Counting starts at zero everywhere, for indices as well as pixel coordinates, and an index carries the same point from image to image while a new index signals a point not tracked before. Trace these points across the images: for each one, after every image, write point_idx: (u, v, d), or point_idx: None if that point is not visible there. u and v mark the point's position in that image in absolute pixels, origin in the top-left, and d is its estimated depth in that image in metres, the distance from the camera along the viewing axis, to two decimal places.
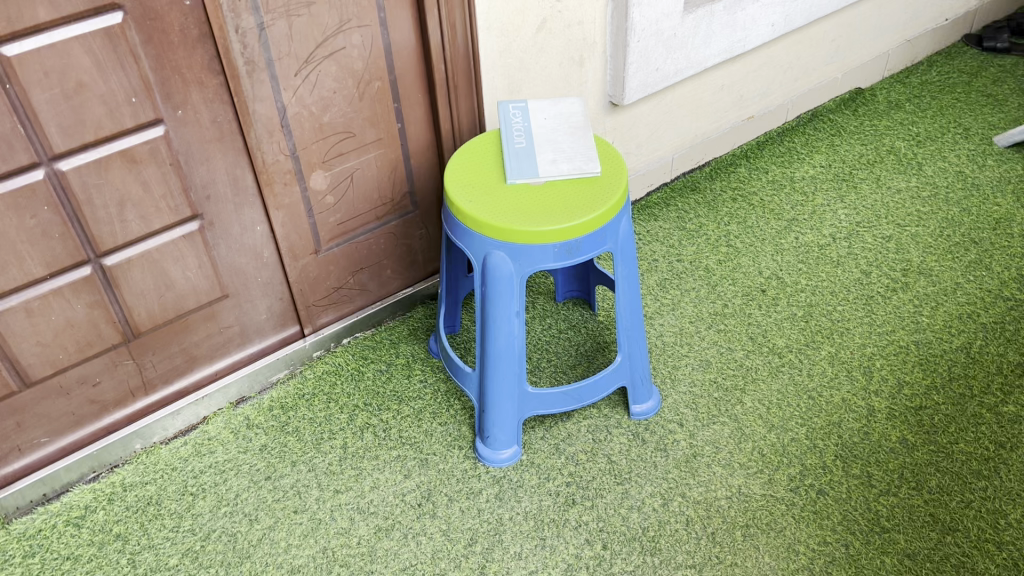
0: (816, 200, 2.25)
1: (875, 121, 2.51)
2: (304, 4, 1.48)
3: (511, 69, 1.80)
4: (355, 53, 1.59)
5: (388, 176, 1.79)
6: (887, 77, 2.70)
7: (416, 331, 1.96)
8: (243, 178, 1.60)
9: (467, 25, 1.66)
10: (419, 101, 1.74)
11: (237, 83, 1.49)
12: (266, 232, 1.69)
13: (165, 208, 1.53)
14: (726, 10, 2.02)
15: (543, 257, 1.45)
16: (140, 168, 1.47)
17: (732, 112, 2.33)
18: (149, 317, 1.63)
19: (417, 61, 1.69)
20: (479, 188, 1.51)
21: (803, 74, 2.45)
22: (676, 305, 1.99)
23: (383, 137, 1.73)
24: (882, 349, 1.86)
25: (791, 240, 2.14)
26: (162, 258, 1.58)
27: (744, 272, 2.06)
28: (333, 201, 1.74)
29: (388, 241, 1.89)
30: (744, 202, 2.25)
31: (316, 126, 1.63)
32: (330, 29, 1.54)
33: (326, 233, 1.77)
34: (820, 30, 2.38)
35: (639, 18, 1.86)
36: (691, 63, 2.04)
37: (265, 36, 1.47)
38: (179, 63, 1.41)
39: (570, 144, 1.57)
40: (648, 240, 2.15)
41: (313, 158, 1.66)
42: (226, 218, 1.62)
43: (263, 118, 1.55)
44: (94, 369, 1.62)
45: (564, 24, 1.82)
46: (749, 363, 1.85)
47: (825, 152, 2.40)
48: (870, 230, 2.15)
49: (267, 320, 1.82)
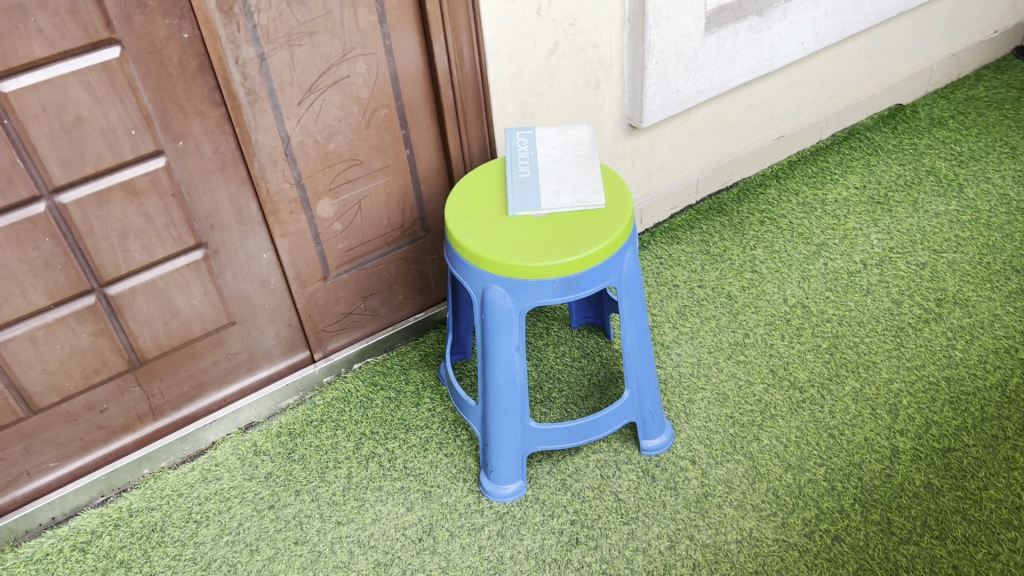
0: (848, 224, 2.16)
1: (916, 139, 2.40)
2: (306, 33, 1.47)
3: (523, 94, 1.76)
4: (360, 81, 1.57)
5: (397, 202, 1.77)
6: (931, 92, 2.58)
7: (428, 357, 1.93)
8: (248, 207, 1.59)
9: (474, 50, 1.63)
10: (428, 126, 1.71)
11: (238, 113, 1.48)
12: (272, 260, 1.68)
13: (168, 238, 1.53)
14: (751, 28, 1.95)
15: (541, 292, 1.41)
16: (141, 200, 1.47)
17: (761, 131, 2.25)
18: (155, 344, 1.63)
19: (425, 87, 1.66)
20: (479, 220, 1.48)
21: (838, 92, 2.36)
22: (695, 334, 1.93)
23: (392, 163, 1.71)
24: (910, 385, 1.77)
25: (819, 266, 2.06)
26: (166, 287, 1.58)
27: (768, 299, 1.99)
28: (341, 228, 1.73)
29: (398, 267, 1.87)
30: (772, 225, 2.18)
31: (321, 154, 1.61)
32: (334, 57, 1.52)
33: (334, 259, 1.76)
34: (857, 46, 2.28)
35: (657, 39, 1.80)
36: (714, 84, 1.97)
37: (266, 66, 1.46)
38: (178, 95, 1.41)
39: (575, 174, 1.52)
40: (669, 265, 2.10)
41: (318, 186, 1.65)
42: (232, 246, 1.61)
43: (266, 148, 1.54)
44: (102, 396, 1.63)
45: (579, 47, 1.77)
46: (769, 399, 1.78)
47: (860, 173, 2.31)
48: (904, 256, 2.06)
49: (277, 346, 1.81)
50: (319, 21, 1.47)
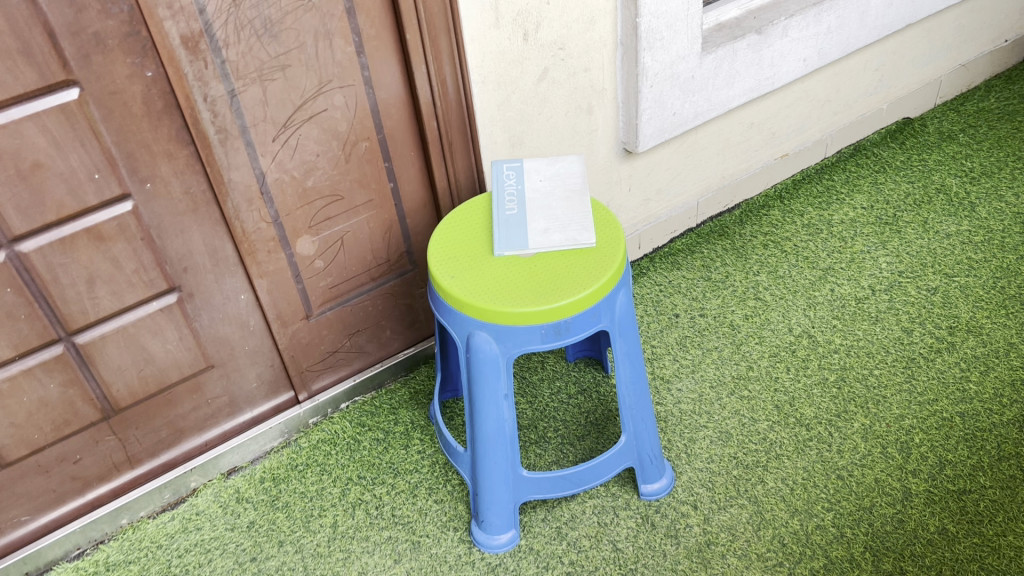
0: (855, 246, 2.08)
1: (925, 155, 2.31)
2: (278, 68, 1.39)
3: (511, 123, 1.69)
4: (338, 114, 1.50)
5: (382, 237, 1.70)
6: (940, 104, 2.49)
7: (418, 395, 1.85)
8: (223, 248, 1.52)
9: (458, 79, 1.55)
10: (412, 157, 1.64)
11: (209, 152, 1.40)
12: (251, 300, 1.61)
13: (138, 283, 1.46)
14: (750, 47, 1.86)
15: (529, 338, 1.32)
16: (108, 245, 1.39)
17: (764, 150, 2.17)
18: (129, 392, 1.56)
19: (408, 117, 1.58)
20: (463, 261, 1.40)
21: (844, 107, 2.27)
22: (696, 367, 1.84)
23: (375, 197, 1.64)
24: (922, 421, 1.69)
25: (825, 292, 1.97)
26: (139, 333, 1.51)
27: (773, 328, 1.91)
28: (323, 266, 1.65)
29: (385, 303, 1.79)
30: (776, 248, 2.10)
31: (300, 191, 1.54)
32: (309, 91, 1.45)
33: (317, 297, 1.68)
34: (863, 61, 2.19)
35: (651, 62, 1.73)
36: (712, 105, 1.89)
37: (237, 103, 1.39)
38: (144, 136, 1.34)
39: (564, 210, 1.44)
40: (670, 292, 2.02)
41: (298, 224, 1.57)
42: (207, 288, 1.54)
43: (240, 187, 1.47)
44: (74, 446, 1.56)
45: (569, 72, 1.69)
46: (774, 437, 1.69)
47: (867, 192, 2.22)
48: (914, 281, 1.97)
49: (259, 388, 1.74)
50: (292, 54, 1.40)
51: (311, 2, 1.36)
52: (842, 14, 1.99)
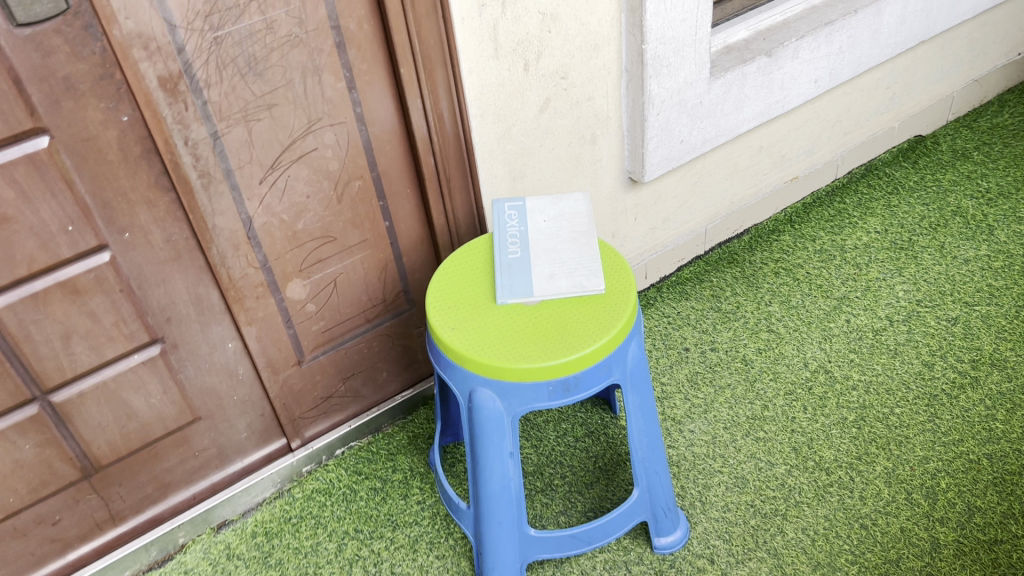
0: (870, 273, 2.00)
1: (938, 174, 2.23)
2: (264, 107, 1.31)
3: (512, 156, 1.60)
4: (329, 153, 1.42)
5: (377, 277, 1.61)
6: (952, 120, 2.40)
7: (417, 439, 1.75)
8: (208, 296, 1.43)
9: (455, 113, 1.47)
10: (408, 194, 1.55)
11: (191, 198, 1.32)
12: (239, 348, 1.52)
13: (118, 336, 1.37)
14: (760, 70, 1.78)
15: (535, 396, 1.23)
16: (84, 298, 1.31)
17: (773, 174, 2.09)
18: (110, 449, 1.47)
19: (403, 153, 1.50)
20: (464, 311, 1.31)
21: (855, 127, 2.18)
22: (709, 407, 1.76)
23: (369, 237, 1.55)
24: (948, 464, 1.60)
25: (840, 323, 1.89)
26: (120, 388, 1.42)
27: (787, 363, 1.82)
28: (315, 309, 1.56)
29: (381, 345, 1.70)
30: (788, 276, 2.02)
31: (289, 234, 1.45)
32: (297, 130, 1.36)
33: (309, 342, 1.59)
34: (875, 79, 2.11)
35: (658, 89, 1.65)
36: (721, 131, 1.81)
37: (220, 145, 1.30)
38: (121, 184, 1.25)
39: (570, 254, 1.36)
40: (678, 325, 1.93)
41: (288, 268, 1.48)
42: (192, 338, 1.45)
43: (225, 232, 1.38)
44: (52, 507, 1.47)
45: (572, 102, 1.61)
46: (793, 483, 1.61)
47: (881, 215, 2.14)
48: (933, 310, 1.89)
49: (249, 437, 1.65)
50: (279, 93, 1.31)
51: (298, 37, 1.28)
52: (855, 33, 1.90)
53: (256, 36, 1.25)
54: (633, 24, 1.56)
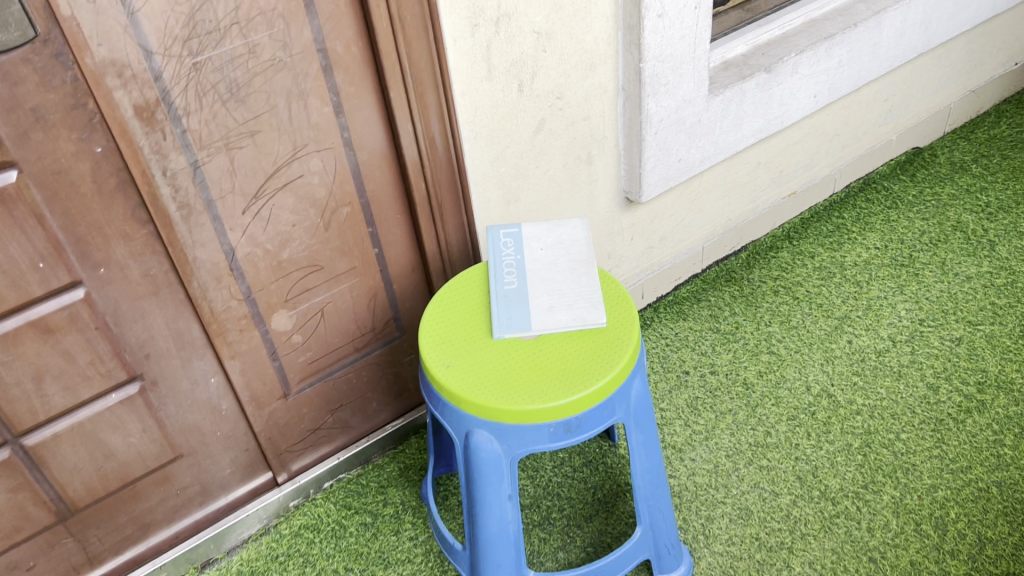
0: (871, 291, 1.95)
1: (937, 188, 2.19)
2: (247, 134, 1.25)
3: (506, 178, 1.54)
4: (316, 180, 1.35)
5: (366, 306, 1.55)
6: (950, 132, 2.37)
7: (408, 470, 1.68)
8: (189, 330, 1.36)
9: (447, 137, 1.41)
10: (398, 220, 1.49)
11: (170, 231, 1.25)
12: (222, 383, 1.45)
13: (93, 375, 1.30)
14: (760, 87, 1.73)
15: (536, 438, 1.17)
16: (57, 337, 1.24)
17: (771, 190, 2.04)
18: (87, 491, 1.40)
19: (393, 178, 1.44)
20: (458, 346, 1.24)
21: (853, 140, 2.14)
22: (710, 434, 1.70)
23: (358, 264, 1.49)
24: (956, 493, 1.55)
25: (842, 344, 1.85)
26: (96, 428, 1.35)
27: (789, 387, 1.77)
28: (302, 341, 1.49)
29: (370, 374, 1.63)
30: (787, 295, 1.97)
31: (274, 264, 1.39)
32: (282, 157, 1.30)
33: (295, 374, 1.52)
34: (873, 92, 2.06)
35: (656, 108, 1.59)
36: (719, 148, 1.76)
37: (201, 175, 1.24)
38: (95, 217, 1.18)
39: (570, 284, 1.30)
40: (677, 346, 1.88)
41: (272, 298, 1.42)
42: (172, 374, 1.38)
43: (207, 264, 1.31)
44: (26, 553, 1.39)
45: (567, 122, 1.55)
46: (798, 514, 1.55)
47: (881, 231, 2.10)
48: (936, 330, 1.85)
49: (234, 473, 1.58)
50: (263, 119, 1.25)
51: (282, 61, 1.22)
52: (854, 47, 1.85)
53: (238, 61, 1.19)
54: (631, 41, 1.51)
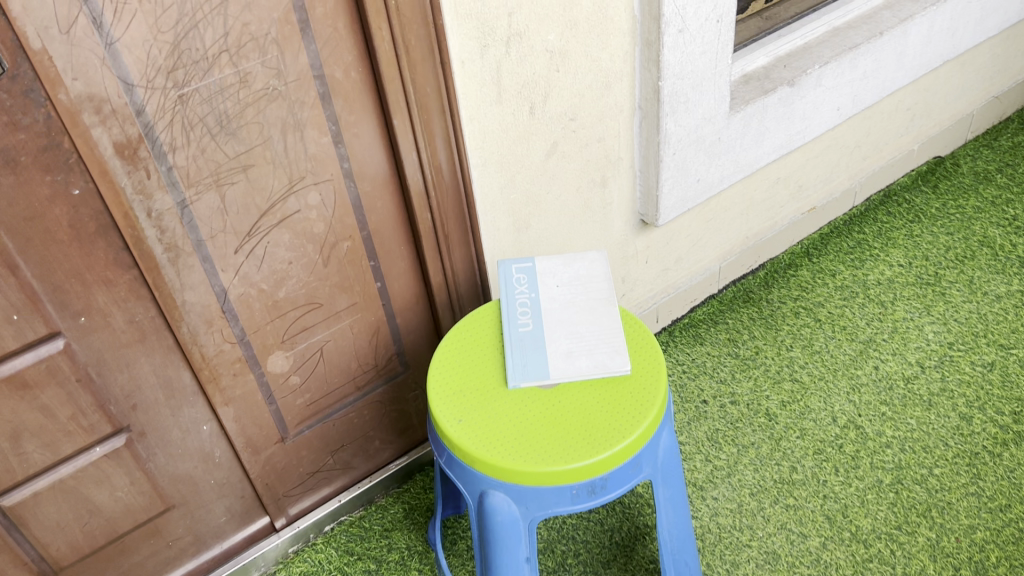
0: (896, 312, 1.86)
1: (961, 200, 2.10)
2: (238, 169, 1.15)
3: (516, 205, 1.44)
4: (313, 214, 1.25)
5: (369, 343, 1.45)
6: (971, 139, 2.27)
7: (414, 512, 1.58)
8: (179, 377, 1.27)
9: (455, 165, 1.31)
10: (402, 252, 1.39)
11: (156, 275, 1.15)
12: (215, 430, 1.35)
13: (75, 430, 1.20)
14: (782, 101, 1.63)
15: (556, 500, 1.07)
16: (35, 392, 1.14)
17: (790, 206, 1.94)
18: (71, 549, 1.30)
19: (396, 208, 1.34)
20: (470, 398, 1.15)
21: (874, 151, 2.04)
22: (732, 470, 1.61)
23: (359, 300, 1.39)
24: (996, 534, 1.46)
25: (868, 370, 1.76)
26: (80, 484, 1.25)
27: (815, 418, 1.68)
28: (300, 382, 1.40)
29: (373, 412, 1.54)
30: (808, 316, 1.88)
31: (269, 304, 1.29)
32: (277, 192, 1.20)
33: (293, 416, 1.43)
34: (896, 101, 1.96)
35: (675, 127, 1.50)
36: (739, 166, 1.67)
37: (189, 214, 1.14)
38: (74, 264, 1.08)
39: (590, 327, 1.21)
40: (694, 374, 1.79)
41: (268, 340, 1.32)
42: (161, 424, 1.29)
43: (197, 308, 1.22)
44: None
45: (581, 144, 1.46)
46: (829, 559, 1.46)
47: (904, 246, 2.01)
48: (967, 354, 1.76)
49: (229, 521, 1.48)
50: (256, 152, 1.15)
51: (276, 90, 1.12)
52: (879, 57, 1.76)
53: (228, 91, 1.09)
54: (649, 58, 1.41)
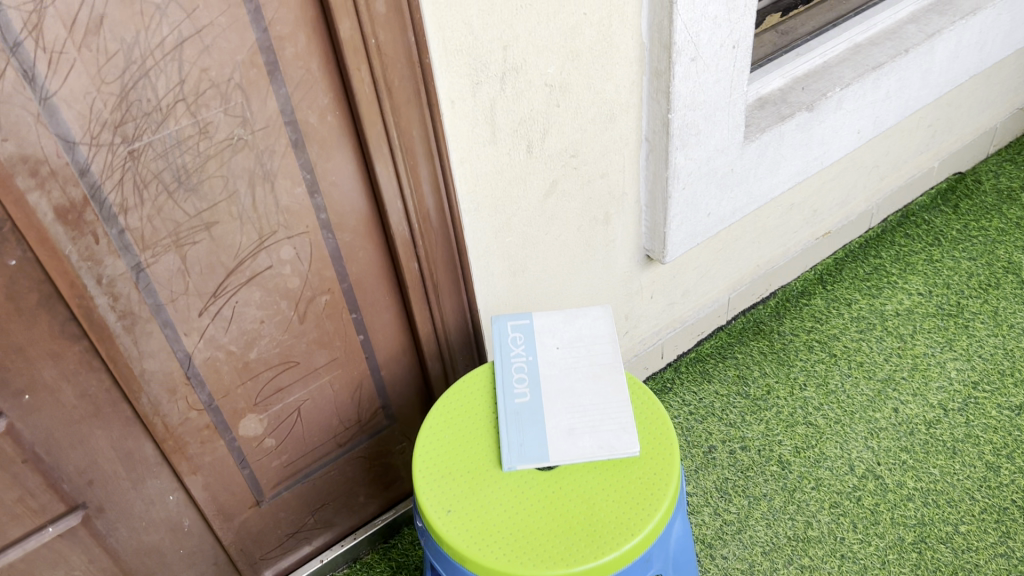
0: (916, 348, 1.75)
1: (984, 222, 1.99)
2: (201, 227, 1.02)
3: (512, 248, 1.32)
4: (287, 270, 1.13)
5: (351, 398, 1.33)
6: (993, 154, 2.16)
7: (401, 571, 1.47)
8: (140, 449, 1.15)
9: (444, 211, 1.19)
10: (387, 302, 1.27)
11: (110, 345, 1.03)
12: (182, 499, 1.24)
13: (24, 512, 1.09)
14: (800, 127, 1.51)
15: None
16: None
17: (804, 231, 1.83)
18: None
19: (380, 257, 1.22)
20: (461, 483, 1.03)
21: (892, 171, 1.92)
22: (743, 526, 1.50)
23: (340, 355, 1.27)
24: None
25: (887, 412, 1.64)
26: (32, 566, 1.14)
27: (831, 467, 1.57)
28: (276, 444, 1.28)
29: (357, 468, 1.42)
30: (823, 351, 1.76)
31: (240, 366, 1.17)
32: (246, 248, 1.08)
33: (269, 479, 1.31)
34: (918, 118, 1.84)
35: (685, 161, 1.37)
36: (753, 197, 1.55)
37: (145, 279, 1.02)
38: (14, 340, 0.96)
39: (594, 399, 1.09)
40: (701, 416, 1.67)
41: (239, 403, 1.20)
42: (122, 499, 1.17)
43: (158, 376, 1.10)
44: None
45: (583, 182, 1.33)
46: None
47: (924, 273, 1.89)
48: (993, 396, 1.64)
49: None
50: (221, 208, 1.03)
51: (242, 140, 1.00)
52: (903, 76, 1.63)
53: (186, 144, 0.96)
54: (658, 89, 1.28)
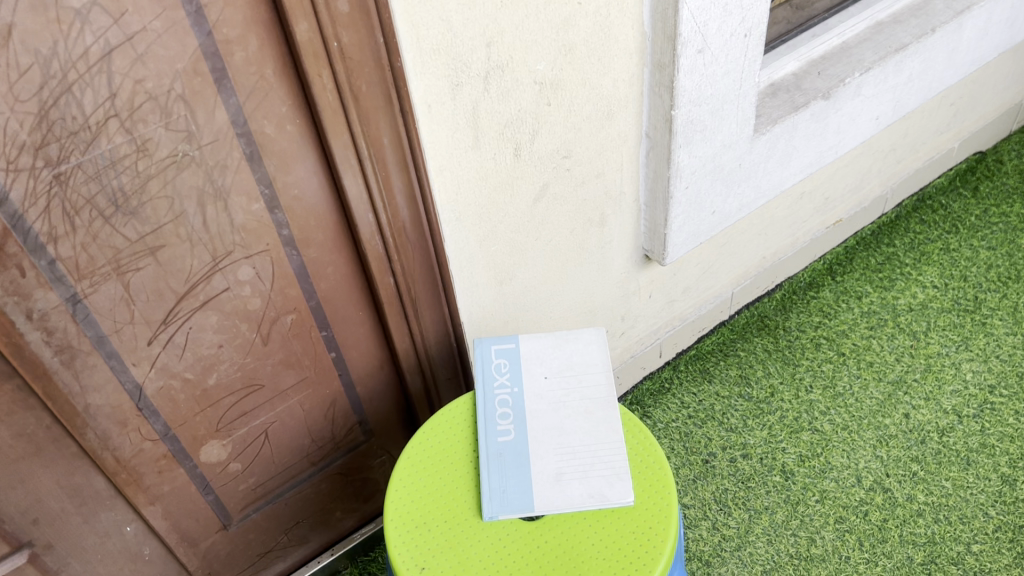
0: (930, 346, 1.65)
1: (1005, 207, 1.87)
2: (145, 252, 0.91)
3: (498, 256, 1.21)
4: (246, 291, 1.02)
5: (324, 416, 1.24)
6: (1015, 131, 2.03)
7: None
8: (90, 483, 1.05)
9: (421, 223, 1.07)
10: (361, 318, 1.16)
11: (47, 382, 0.93)
12: (141, 529, 1.15)
13: None
14: (815, 117, 1.38)
15: None
16: None
17: (813, 220, 1.71)
18: None
19: (352, 271, 1.11)
20: (438, 533, 0.94)
21: (910, 153, 1.80)
22: (742, 542, 1.41)
23: (310, 374, 1.17)
24: None
25: (898, 418, 1.55)
26: None
27: (837, 478, 1.48)
28: (242, 468, 1.19)
29: (332, 484, 1.33)
30: (831, 349, 1.67)
31: (198, 393, 1.07)
32: (199, 272, 0.97)
33: (236, 502, 1.23)
34: (940, 98, 1.71)
35: (689, 159, 1.25)
36: (761, 192, 1.43)
37: (84, 311, 0.91)
38: None
39: (584, 440, 1.01)
40: (701, 420, 1.58)
41: (199, 431, 1.11)
42: (73, 534, 1.08)
43: (105, 410, 1.00)
44: None
45: (576, 184, 1.22)
46: None
47: (940, 263, 1.78)
48: (1011, 402, 1.55)
49: None
50: (167, 230, 0.91)
51: (188, 156, 0.88)
52: (928, 57, 1.50)
53: (122, 164, 0.84)
54: (661, 83, 1.16)
